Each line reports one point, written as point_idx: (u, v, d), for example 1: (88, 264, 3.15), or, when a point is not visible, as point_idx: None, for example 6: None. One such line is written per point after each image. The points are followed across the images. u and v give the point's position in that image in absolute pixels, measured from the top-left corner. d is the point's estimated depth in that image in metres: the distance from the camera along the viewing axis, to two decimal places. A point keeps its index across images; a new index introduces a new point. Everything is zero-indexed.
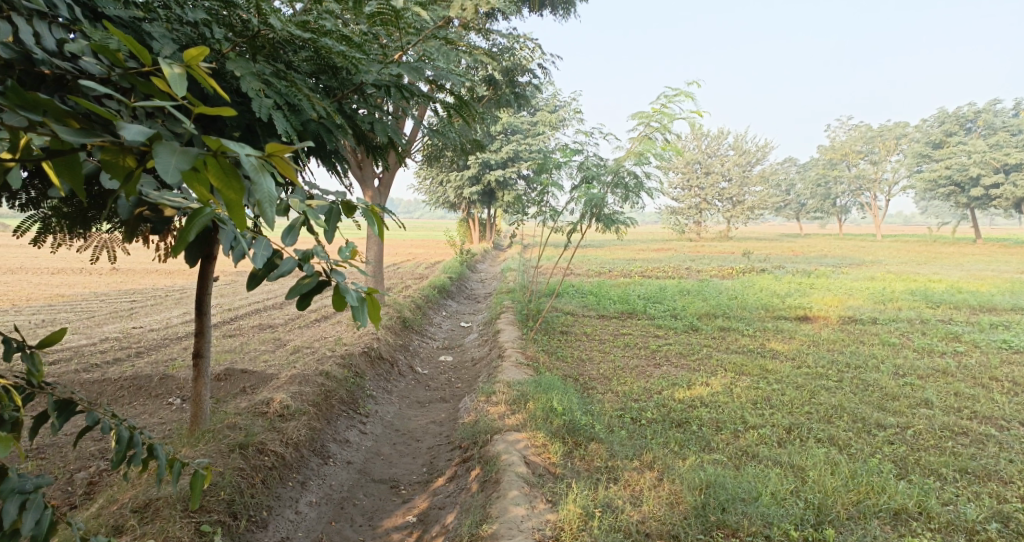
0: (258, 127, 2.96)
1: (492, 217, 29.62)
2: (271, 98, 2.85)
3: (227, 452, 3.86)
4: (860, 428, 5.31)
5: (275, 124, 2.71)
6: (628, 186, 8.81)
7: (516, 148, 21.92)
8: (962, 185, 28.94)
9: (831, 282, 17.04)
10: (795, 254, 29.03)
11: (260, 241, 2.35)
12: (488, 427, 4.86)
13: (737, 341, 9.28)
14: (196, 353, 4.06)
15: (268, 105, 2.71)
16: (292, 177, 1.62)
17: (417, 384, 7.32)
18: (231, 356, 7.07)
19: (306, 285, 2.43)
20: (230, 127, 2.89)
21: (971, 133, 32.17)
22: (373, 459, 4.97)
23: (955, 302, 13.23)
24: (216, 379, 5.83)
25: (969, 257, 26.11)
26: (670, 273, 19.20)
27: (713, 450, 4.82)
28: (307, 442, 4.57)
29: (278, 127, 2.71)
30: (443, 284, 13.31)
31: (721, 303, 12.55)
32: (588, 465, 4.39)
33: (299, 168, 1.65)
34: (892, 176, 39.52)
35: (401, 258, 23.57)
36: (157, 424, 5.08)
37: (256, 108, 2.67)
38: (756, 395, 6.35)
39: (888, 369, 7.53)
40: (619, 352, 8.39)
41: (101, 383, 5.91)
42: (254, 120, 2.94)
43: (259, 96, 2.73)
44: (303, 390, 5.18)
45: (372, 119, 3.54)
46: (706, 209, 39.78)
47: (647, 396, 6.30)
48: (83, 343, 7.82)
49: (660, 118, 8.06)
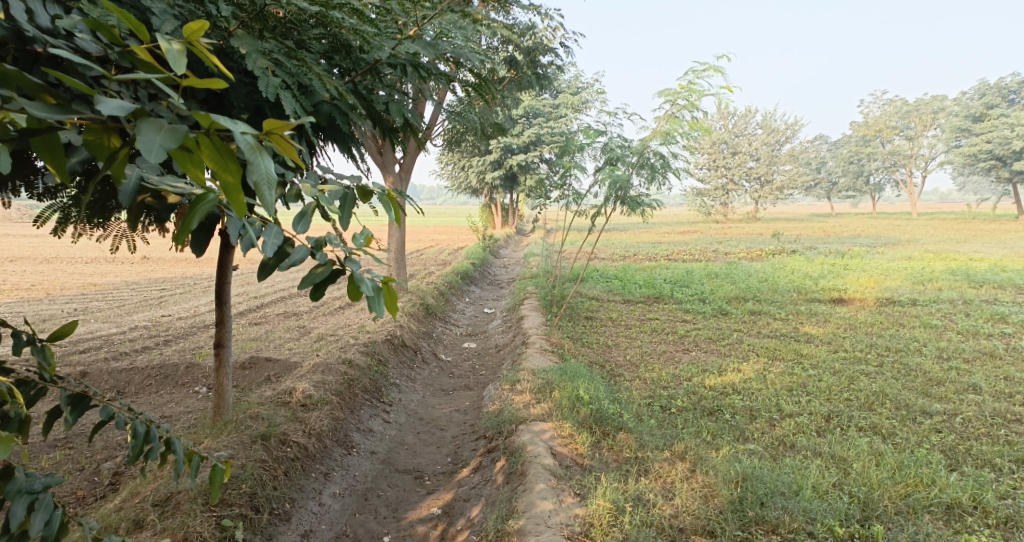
0: (266, 108, 2.80)
1: (515, 201, 29.42)
2: (280, 78, 2.69)
3: (249, 443, 3.77)
4: (903, 416, 5.07)
5: (284, 106, 2.54)
6: (655, 167, 8.55)
7: (539, 131, 21.64)
8: (1003, 160, 27.88)
9: (866, 262, 16.55)
10: (827, 235, 28.33)
11: (271, 228, 2.21)
12: (513, 416, 4.72)
13: (769, 325, 9.02)
14: (216, 343, 3.97)
15: (276, 84, 2.55)
16: (293, 157, 1.47)
17: (441, 371, 7.23)
18: (256, 344, 7.04)
19: (319, 274, 2.30)
20: (237, 108, 2.73)
21: (1014, 105, 30.92)
22: (396, 449, 4.87)
23: (999, 282, 12.72)
24: (240, 368, 5.78)
25: (1010, 234, 25.22)
26: (697, 256, 18.83)
27: (749, 440, 4.62)
28: (330, 432, 4.48)
29: (286, 108, 2.55)
30: (466, 270, 13.20)
31: (751, 286, 12.23)
32: (617, 456, 4.25)
33: (301, 147, 1.50)
34: (928, 152, 38.26)
35: (425, 245, 23.54)
36: (182, 413, 5.03)
37: (264, 88, 2.51)
38: (790, 381, 6.13)
39: (930, 353, 7.22)
40: (646, 337, 8.20)
41: (127, 371, 5.89)
42: (263, 102, 2.79)
43: (267, 76, 2.57)
44: (326, 379, 5.09)
45: (387, 99, 3.38)
46: (733, 190, 38.98)
47: (676, 382, 6.12)
48: (112, 332, 7.86)
49: (687, 95, 7.77)
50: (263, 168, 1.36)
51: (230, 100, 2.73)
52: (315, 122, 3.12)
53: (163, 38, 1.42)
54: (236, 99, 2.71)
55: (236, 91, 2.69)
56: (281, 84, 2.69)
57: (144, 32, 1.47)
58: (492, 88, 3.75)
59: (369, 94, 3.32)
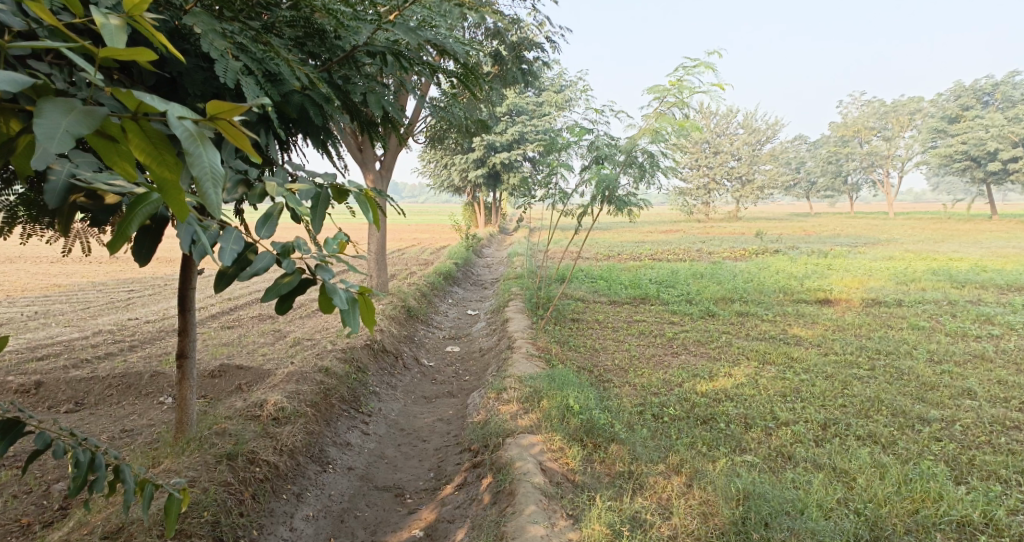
0: (227, 99, 2.50)
1: (497, 200, 29.11)
2: (243, 64, 2.42)
3: (215, 463, 3.49)
4: (902, 423, 4.91)
5: (245, 93, 2.27)
6: (642, 166, 8.35)
7: (522, 129, 21.38)
8: (978, 160, 28.18)
9: (849, 262, 16.54)
10: (807, 234, 28.41)
11: (229, 233, 1.95)
12: (500, 428, 4.47)
13: (757, 327, 8.86)
14: (180, 354, 3.68)
15: (236, 68, 2.26)
16: (247, 149, 1.22)
17: (423, 377, 6.95)
18: (228, 350, 6.71)
19: (286, 285, 2.04)
20: (193, 97, 2.43)
21: (989, 106, 31.26)
22: (376, 464, 4.61)
23: (982, 282, 12.74)
24: (210, 376, 5.46)
25: (987, 234, 25.50)
26: (681, 256, 18.70)
27: (745, 451, 4.43)
28: (304, 448, 4.21)
29: (247, 96, 2.27)
30: (449, 271, 12.93)
31: (737, 287, 12.09)
32: (609, 470, 4.03)
33: (258, 138, 1.24)
34: (906, 153, 38.65)
35: (406, 244, 23.19)
36: (146, 426, 4.71)
37: (222, 72, 2.23)
38: (783, 386, 5.96)
39: (922, 356, 7.09)
40: (634, 340, 8.00)
41: (87, 380, 5.54)
42: (223, 91, 2.50)
43: (228, 60, 2.29)
44: (301, 389, 4.80)
45: (365, 89, 3.08)
46: (715, 189, 39.05)
47: (667, 388, 5.92)
48: (75, 337, 7.49)
49: (676, 92, 7.57)
50: (206, 161, 1.11)
51: (183, 87, 2.43)
52: (286, 115, 2.83)
53: (92, 9, 1.18)
54: (192, 87, 2.41)
55: (191, 77, 2.40)
56: (244, 70, 2.41)
57: (76, 5, 1.22)
58: (480, 81, 3.51)
59: (347, 85, 3.05)
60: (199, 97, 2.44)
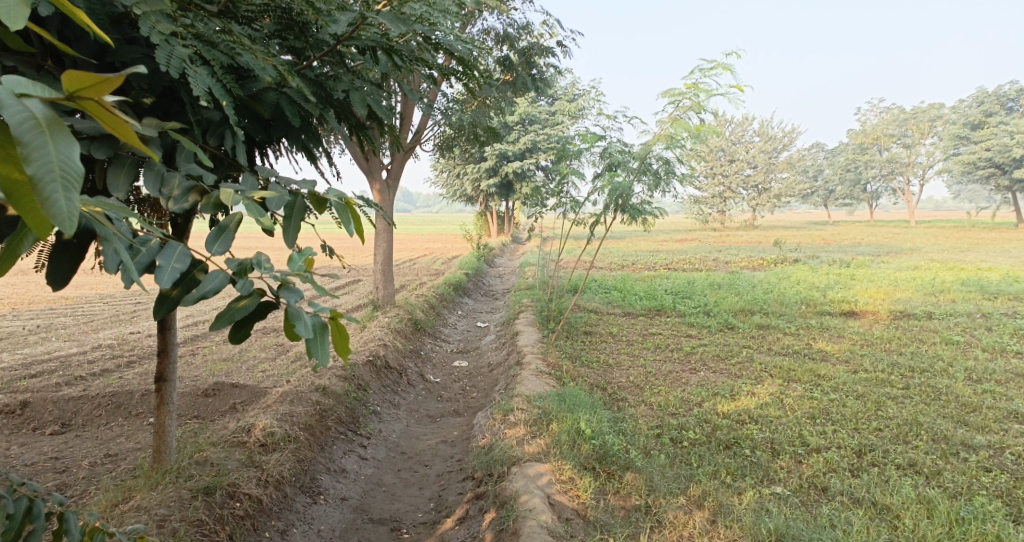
0: (181, 94, 2.21)
1: (510, 210, 28.78)
2: (196, 52, 2.13)
3: (189, 500, 3.21)
4: (944, 450, 4.52)
5: (190, 84, 1.96)
6: (657, 173, 7.99)
7: (534, 137, 21.10)
8: (1003, 167, 27.42)
9: (872, 272, 16.01)
10: (827, 243, 27.77)
11: (171, 248, 1.63)
12: (506, 455, 4.12)
13: (780, 341, 8.44)
14: (159, 377, 3.31)
15: (180, 54, 1.96)
16: (125, 137, 0.91)
17: (428, 395, 6.62)
18: (228, 366, 6.44)
19: (241, 309, 1.73)
20: (137, 91, 2.11)
21: (1012, 112, 30.49)
22: (372, 493, 4.29)
23: (1015, 294, 12.20)
24: (203, 395, 5.17)
25: (1015, 243, 24.76)
26: (697, 265, 18.24)
27: (774, 482, 4.05)
28: (292, 479, 3.89)
29: (194, 88, 1.96)
30: (458, 282, 12.62)
31: (757, 298, 11.65)
32: (624, 504, 3.68)
33: (140, 123, 0.94)
34: (926, 160, 37.86)
35: (418, 254, 22.91)
36: (131, 450, 4.41)
37: (164, 60, 1.93)
38: (811, 406, 5.56)
39: (959, 374, 6.64)
40: (649, 355, 7.62)
41: (76, 400, 5.28)
42: (175, 84, 2.19)
43: (173, 47, 2.00)
44: (294, 410, 4.49)
45: (350, 85, 2.74)
46: (731, 197, 38.53)
47: (685, 408, 5.54)
48: (72, 352, 7.25)
49: (692, 96, 7.22)
50: (53, 155, 0.81)
51: (128, 80, 2.12)
52: (259, 115, 2.53)
53: None
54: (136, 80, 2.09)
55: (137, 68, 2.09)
56: (197, 58, 2.11)
57: None
58: (485, 80, 3.19)
59: (329, 81, 2.73)
60: (146, 91, 2.12)
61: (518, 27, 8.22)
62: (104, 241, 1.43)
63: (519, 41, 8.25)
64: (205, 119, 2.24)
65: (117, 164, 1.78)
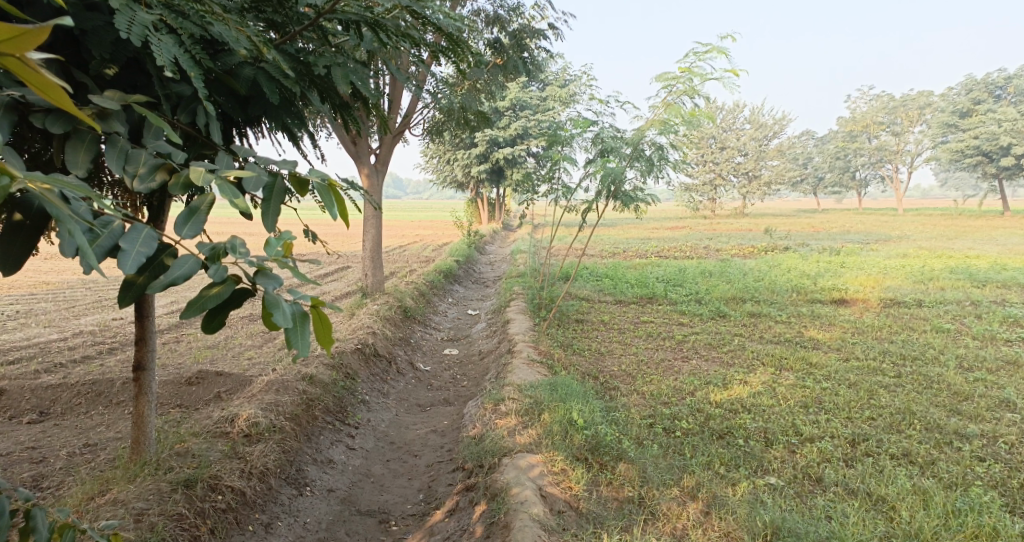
0: (146, 65, 2.11)
1: (500, 196, 28.57)
2: (162, 21, 2.02)
3: (168, 492, 3.12)
4: (938, 440, 4.48)
5: (154, 53, 1.87)
6: (651, 159, 7.86)
7: (525, 123, 20.91)
8: (991, 155, 27.53)
9: (862, 260, 16.03)
10: (816, 231, 27.78)
11: (136, 231, 1.55)
12: (497, 446, 4.04)
13: (771, 329, 8.40)
14: (137, 366, 3.18)
15: (142, 20, 1.87)
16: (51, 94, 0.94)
17: (417, 383, 6.53)
18: (212, 353, 6.32)
19: (214, 297, 1.64)
20: (99, 60, 2.01)
21: (1001, 100, 30.55)
22: (360, 484, 4.20)
23: (1003, 282, 12.25)
24: (186, 383, 5.05)
25: (1000, 231, 24.91)
26: (688, 253, 18.19)
27: (768, 473, 4.00)
28: (277, 470, 3.80)
29: (156, 57, 1.87)
30: (449, 268, 12.49)
31: (748, 286, 11.61)
32: (617, 495, 3.62)
33: (67, 83, 0.96)
34: (915, 148, 37.97)
35: (408, 240, 22.75)
36: (111, 440, 4.29)
37: (125, 26, 1.83)
38: (804, 395, 5.52)
39: (951, 362, 6.63)
40: (641, 343, 7.55)
41: (55, 388, 5.15)
42: (140, 55, 2.10)
43: (136, 13, 1.91)
44: (280, 400, 4.39)
45: (332, 61, 2.61)
46: (721, 185, 38.48)
47: (678, 397, 5.48)
48: (53, 339, 7.08)
49: (686, 80, 7.10)
50: None
51: (88, 49, 2.02)
52: (236, 93, 2.42)
53: None
54: (98, 48, 1.99)
55: (97, 37, 1.99)
56: (162, 26, 2.01)
57: None
58: (477, 57, 3.03)
59: (310, 57, 2.61)
60: (108, 62, 2.03)
61: (509, 9, 8.06)
62: (59, 223, 1.34)
63: (510, 24, 8.09)
64: (174, 93, 2.14)
65: (75, 140, 1.72)
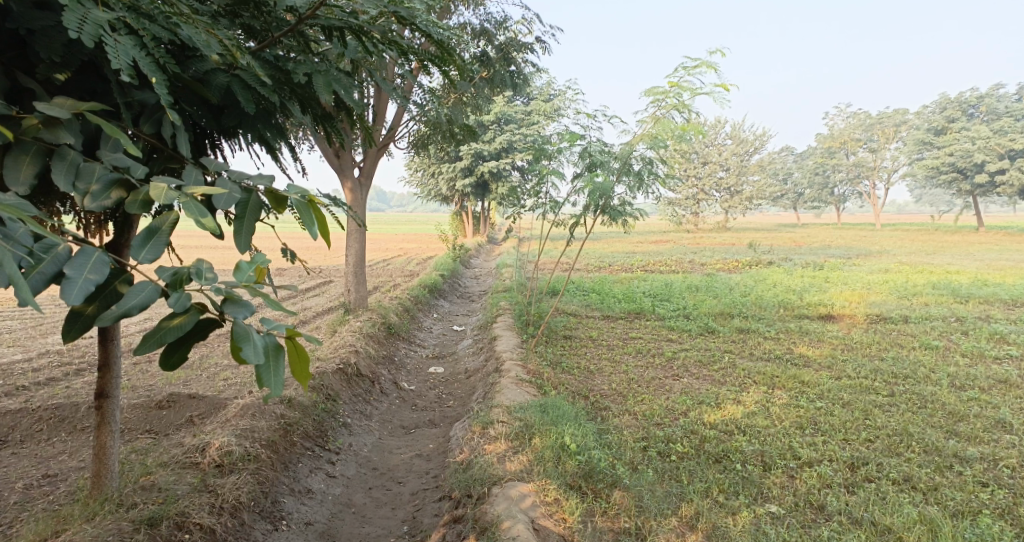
0: (104, 69, 1.92)
1: (484, 210, 28.43)
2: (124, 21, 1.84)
3: (130, 533, 2.90)
4: (939, 463, 4.37)
5: (110, 56, 1.68)
6: (640, 174, 7.75)
7: (510, 137, 20.82)
8: (966, 172, 27.97)
9: (845, 275, 16.09)
10: (797, 245, 27.97)
11: (84, 256, 1.40)
12: (486, 474, 3.84)
13: (761, 346, 8.30)
14: (99, 394, 2.94)
15: (99, 19, 1.69)
16: None
17: (401, 403, 6.31)
18: (186, 374, 6.05)
19: (174, 329, 1.48)
20: (48, 63, 1.82)
21: (976, 118, 31.13)
22: (339, 516, 3.98)
23: (985, 297, 12.34)
24: (156, 407, 4.80)
25: (976, 246, 25.26)
26: (673, 267, 18.16)
27: (769, 501, 3.85)
28: (251, 503, 3.57)
29: (113, 60, 1.69)
30: (433, 283, 12.27)
31: (735, 301, 11.54)
32: (613, 526, 3.44)
33: None
34: (892, 164, 38.54)
35: (391, 254, 22.47)
36: (72, 471, 4.02)
37: (76, 24, 1.65)
38: (798, 415, 5.39)
39: (944, 380, 6.56)
40: (630, 360, 7.40)
41: (15, 414, 4.86)
42: (97, 58, 1.91)
43: (90, 10, 1.72)
44: (255, 425, 4.16)
45: (312, 68, 2.43)
46: (704, 199, 38.71)
47: (671, 418, 5.33)
48: (17, 359, 6.75)
49: (676, 94, 7.02)
50: None
51: (35, 50, 1.83)
52: (208, 100, 2.23)
53: None
54: (47, 50, 1.80)
55: (45, 38, 1.80)
56: (123, 27, 1.83)
57: None
58: (466, 65, 2.86)
59: (289, 64, 2.43)
60: (58, 66, 1.84)
61: (496, 22, 7.95)
62: None
63: (497, 37, 7.97)
64: (136, 101, 1.95)
65: (18, 151, 1.60)
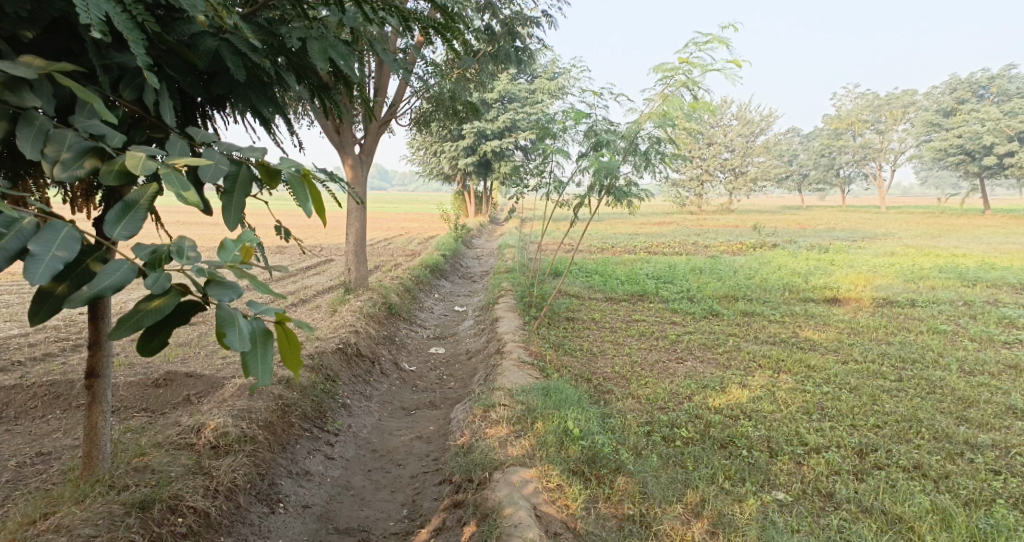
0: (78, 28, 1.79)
1: (487, 189, 28.18)
2: None
3: (122, 515, 2.83)
4: (949, 451, 4.27)
5: (78, 11, 1.54)
6: (646, 154, 7.57)
7: (514, 116, 20.55)
8: (973, 154, 27.50)
9: (851, 258, 15.93)
10: (801, 227, 27.65)
11: (53, 232, 1.29)
12: (488, 459, 3.76)
13: (766, 329, 8.18)
14: (89, 373, 2.83)
15: None
16: None
17: (402, 384, 6.23)
18: (184, 351, 5.96)
19: (153, 312, 1.36)
20: (14, 19, 1.71)
21: (985, 100, 30.61)
22: (338, 499, 3.91)
23: (993, 281, 12.18)
24: (153, 385, 4.72)
25: (981, 230, 24.90)
26: (676, 249, 17.98)
27: (776, 488, 3.76)
28: (247, 486, 3.50)
29: (81, 15, 1.54)
30: (435, 263, 12.16)
31: (740, 284, 11.41)
32: (618, 513, 3.36)
33: None
34: (899, 146, 38.08)
35: (392, 234, 22.30)
36: (67, 448, 3.95)
37: None
38: (804, 400, 5.30)
39: (952, 365, 6.45)
40: (634, 343, 7.30)
41: (11, 390, 4.78)
42: (67, 14, 1.79)
43: None
44: (253, 406, 4.08)
45: (306, 34, 2.28)
46: (707, 180, 38.33)
47: (676, 402, 5.23)
48: (15, 335, 6.68)
49: (686, 71, 6.82)
50: None
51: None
52: (197, 66, 2.10)
53: None
54: (12, 4, 1.69)
55: None
56: None
57: None
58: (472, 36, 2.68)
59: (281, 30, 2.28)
60: (27, 22, 1.73)
61: None
62: None
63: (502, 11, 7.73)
64: (116, 64, 1.82)
65: None
